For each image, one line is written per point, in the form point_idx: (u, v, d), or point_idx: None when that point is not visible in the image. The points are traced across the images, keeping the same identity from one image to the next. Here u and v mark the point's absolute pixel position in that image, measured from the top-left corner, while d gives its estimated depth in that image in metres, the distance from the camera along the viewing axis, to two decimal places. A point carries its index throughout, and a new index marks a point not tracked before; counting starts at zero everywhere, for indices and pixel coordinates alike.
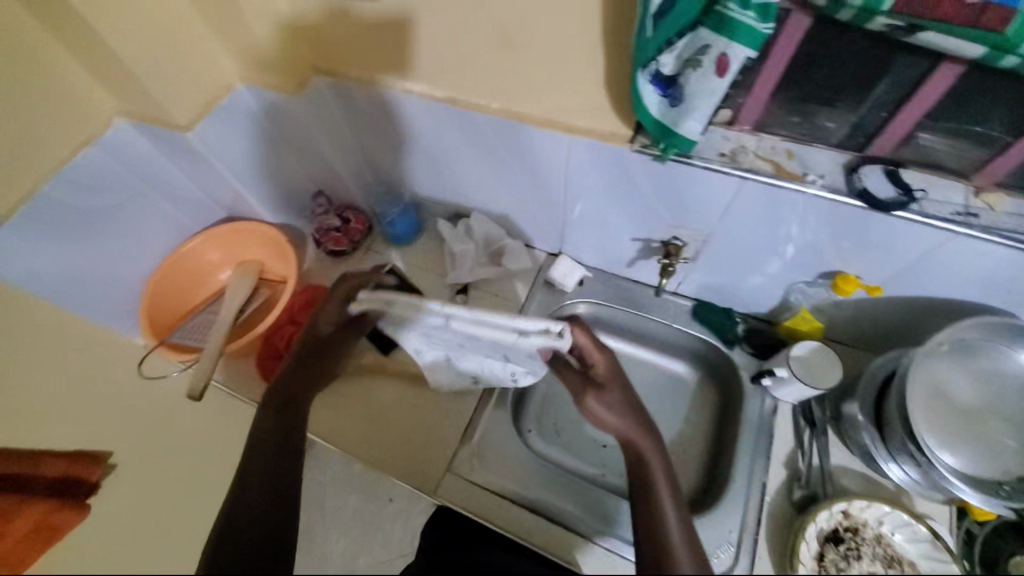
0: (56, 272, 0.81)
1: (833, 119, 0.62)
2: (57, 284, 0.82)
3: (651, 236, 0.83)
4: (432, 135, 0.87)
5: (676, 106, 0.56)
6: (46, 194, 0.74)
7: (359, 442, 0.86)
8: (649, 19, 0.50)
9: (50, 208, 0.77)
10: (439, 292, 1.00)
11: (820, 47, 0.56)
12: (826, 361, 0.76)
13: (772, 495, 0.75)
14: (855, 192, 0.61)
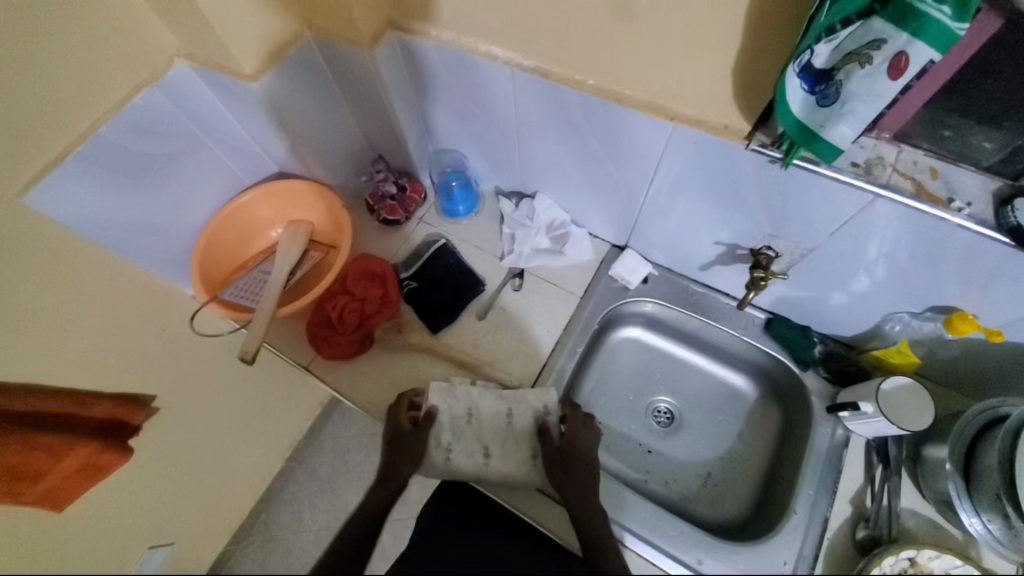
0: (114, 218, 0.79)
1: (991, 140, 0.53)
2: (115, 230, 0.80)
3: (740, 242, 0.77)
4: (509, 109, 0.80)
5: (827, 106, 0.48)
6: (105, 135, 0.71)
7: None
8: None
9: (109, 153, 0.73)
10: (494, 273, 0.96)
11: (1001, 54, 0.47)
12: (917, 399, 0.70)
13: (833, 531, 0.72)
14: (1005, 228, 0.53)
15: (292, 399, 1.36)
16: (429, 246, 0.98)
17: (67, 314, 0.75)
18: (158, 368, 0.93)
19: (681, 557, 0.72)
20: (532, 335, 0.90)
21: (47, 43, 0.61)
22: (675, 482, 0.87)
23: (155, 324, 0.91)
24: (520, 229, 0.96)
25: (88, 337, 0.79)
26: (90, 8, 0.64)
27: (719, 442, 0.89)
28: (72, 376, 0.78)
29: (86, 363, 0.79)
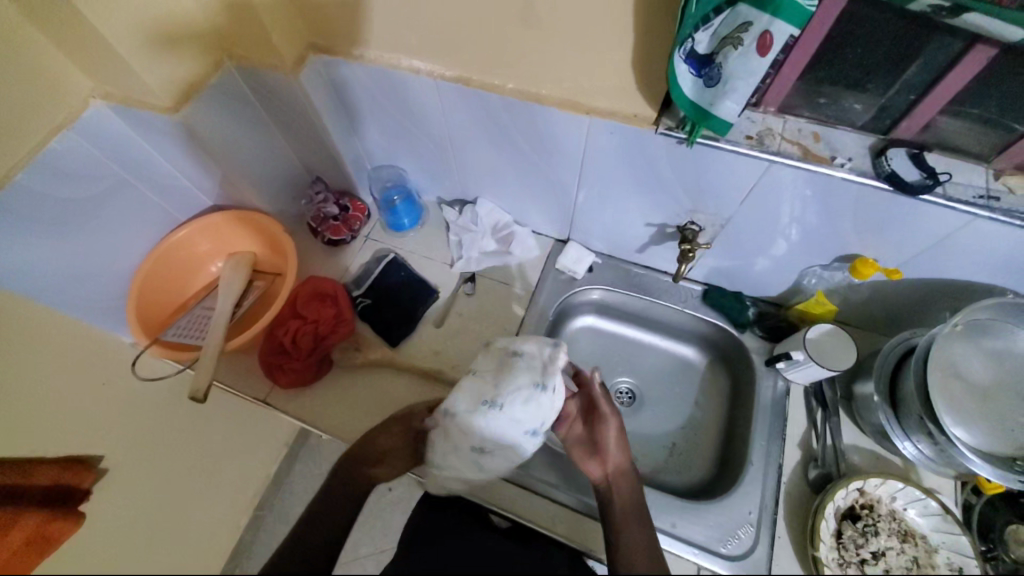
0: (38, 271, 0.75)
1: (862, 102, 0.61)
2: (41, 284, 0.76)
3: (668, 221, 0.82)
4: (440, 118, 0.83)
5: (712, 87, 0.54)
6: (20, 185, 0.68)
7: None
8: None
9: (27, 203, 0.70)
10: (447, 279, 0.98)
11: (854, 27, 0.54)
12: (840, 342, 0.77)
13: (789, 476, 0.77)
14: (883, 175, 0.60)
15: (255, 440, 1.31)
16: (378, 262, 0.99)
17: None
18: (102, 423, 0.88)
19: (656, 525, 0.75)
20: (489, 334, 0.92)
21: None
22: (643, 456, 0.90)
23: (94, 377, 0.86)
24: (466, 234, 0.98)
25: (20, 398, 0.73)
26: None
27: (679, 413, 0.93)
28: None
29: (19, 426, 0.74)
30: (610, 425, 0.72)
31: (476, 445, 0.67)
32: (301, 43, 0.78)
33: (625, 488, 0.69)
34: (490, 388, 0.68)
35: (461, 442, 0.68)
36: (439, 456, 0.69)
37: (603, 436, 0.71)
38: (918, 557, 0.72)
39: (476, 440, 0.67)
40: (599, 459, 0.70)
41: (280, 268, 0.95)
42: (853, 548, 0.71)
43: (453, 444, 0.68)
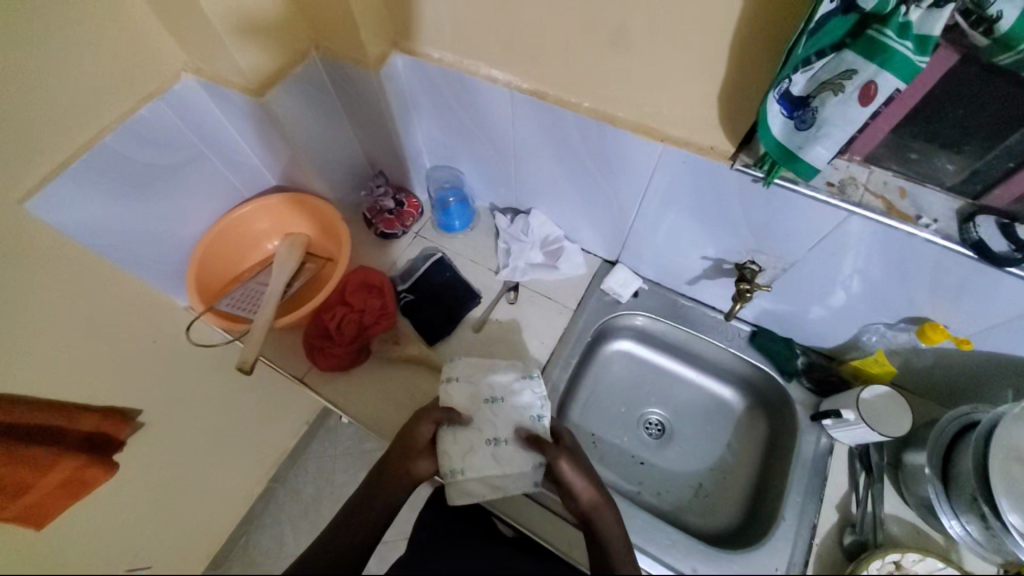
0: (113, 229, 0.79)
1: (954, 162, 0.58)
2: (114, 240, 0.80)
3: (726, 257, 0.81)
4: (507, 128, 0.84)
5: (803, 129, 0.53)
6: (109, 147, 0.72)
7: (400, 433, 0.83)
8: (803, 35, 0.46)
9: (113, 164, 0.74)
10: (490, 286, 0.98)
11: (962, 86, 0.51)
12: (896, 409, 0.73)
13: (821, 537, 0.74)
14: (969, 242, 0.57)
15: (279, 415, 1.33)
16: (426, 260, 1.00)
17: (58, 323, 0.74)
18: (149, 379, 0.92)
19: (677, 566, 0.73)
20: (527, 346, 0.92)
21: (50, 52, 0.62)
22: (667, 493, 0.88)
23: (147, 335, 0.90)
24: (515, 243, 0.99)
25: (77, 345, 0.77)
26: (97, 20, 0.66)
27: (710, 453, 0.91)
28: (61, 387, 0.76)
29: (73, 372, 0.78)
30: (572, 463, 0.71)
31: (491, 436, 0.74)
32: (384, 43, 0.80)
33: (608, 522, 0.68)
34: (484, 384, 0.78)
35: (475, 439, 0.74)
36: (458, 458, 0.73)
37: (568, 476, 0.71)
38: None
39: (489, 430, 0.74)
40: (573, 499, 0.71)
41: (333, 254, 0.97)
42: None
43: (468, 442, 0.73)
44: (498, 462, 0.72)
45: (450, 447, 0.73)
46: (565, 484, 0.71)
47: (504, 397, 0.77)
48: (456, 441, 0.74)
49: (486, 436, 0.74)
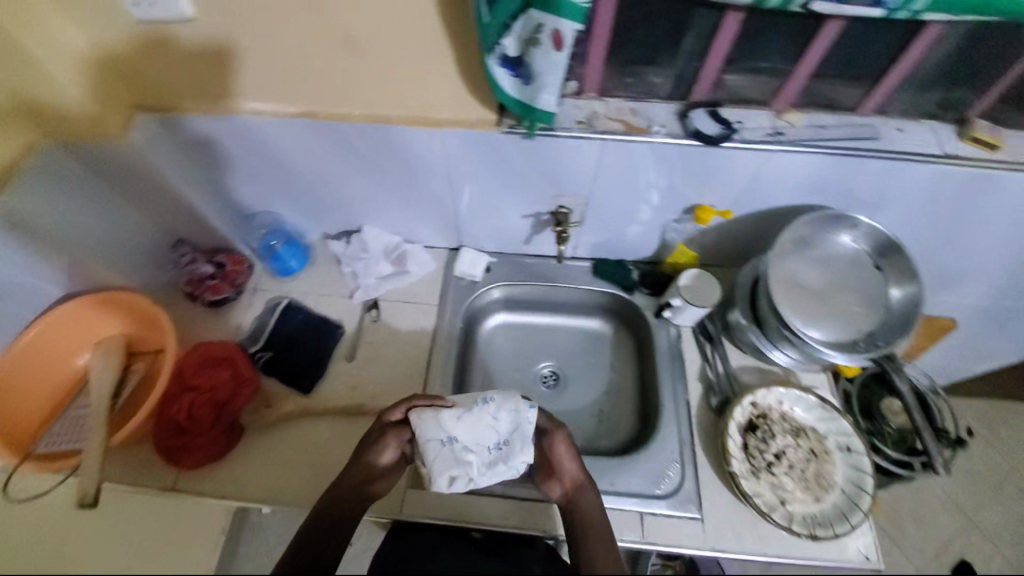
0: None
1: (660, 75, 0.70)
2: None
3: (539, 209, 0.89)
4: (297, 155, 0.82)
5: (528, 83, 0.60)
6: None
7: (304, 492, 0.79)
8: (484, 4, 0.55)
9: None
10: (348, 313, 0.96)
11: (632, 12, 0.63)
12: (708, 284, 0.88)
13: (696, 408, 0.86)
14: (691, 133, 0.70)
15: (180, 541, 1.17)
16: (272, 311, 0.95)
17: None
18: None
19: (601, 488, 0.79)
20: (403, 355, 0.92)
21: None
22: (577, 431, 0.95)
23: None
24: (358, 262, 0.98)
25: None
26: None
27: (599, 381, 1.01)
28: None
29: None
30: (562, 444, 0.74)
31: (473, 442, 0.69)
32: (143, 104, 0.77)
33: (588, 501, 0.70)
34: (460, 405, 0.70)
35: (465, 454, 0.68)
36: (438, 465, 0.67)
37: (557, 456, 0.74)
38: (813, 446, 0.81)
39: (470, 435, 0.69)
40: (558, 479, 0.73)
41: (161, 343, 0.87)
42: (759, 454, 0.80)
43: (450, 452, 0.68)
44: (479, 464, 0.68)
45: (431, 459, 0.67)
46: (554, 461, 0.74)
47: (487, 414, 0.70)
48: (436, 454, 0.68)
49: (467, 442, 0.69)
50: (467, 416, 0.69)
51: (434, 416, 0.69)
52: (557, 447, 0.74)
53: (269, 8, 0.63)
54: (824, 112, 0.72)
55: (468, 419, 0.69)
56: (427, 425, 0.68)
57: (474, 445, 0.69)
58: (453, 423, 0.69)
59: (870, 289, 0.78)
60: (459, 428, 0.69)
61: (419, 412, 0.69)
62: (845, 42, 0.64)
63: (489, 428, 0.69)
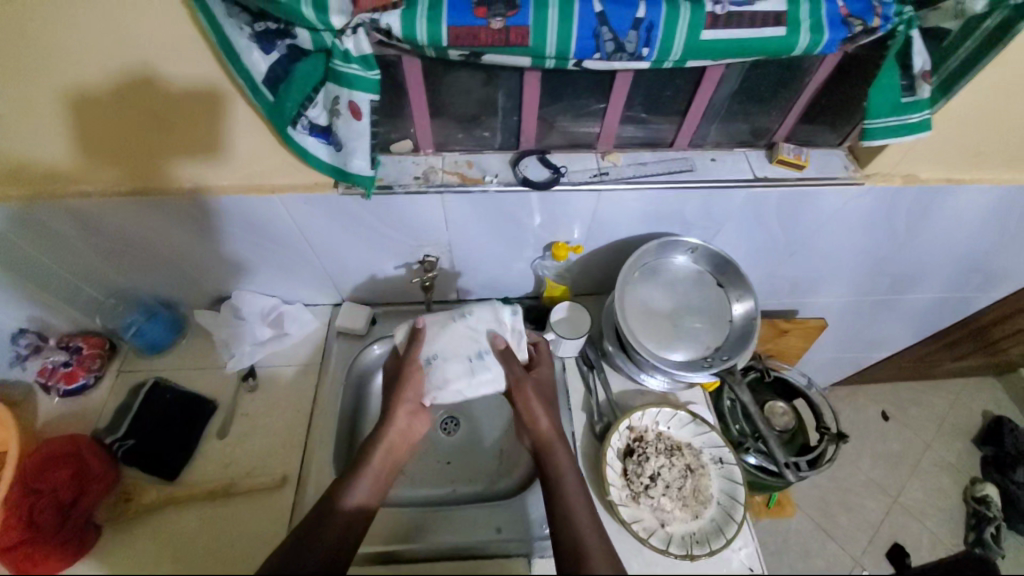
0: None
1: (487, 129, 0.74)
2: None
3: (407, 259, 0.89)
4: (144, 231, 0.81)
5: (339, 150, 0.62)
6: None
7: None
8: (265, 88, 0.56)
9: None
10: (223, 386, 0.92)
11: (440, 77, 0.66)
12: (580, 315, 0.93)
13: (581, 438, 0.88)
14: (520, 180, 0.74)
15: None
16: (137, 394, 0.89)
17: None
18: None
19: (493, 536, 0.81)
20: (283, 423, 0.88)
21: None
22: (478, 475, 0.98)
23: None
24: (233, 330, 0.94)
25: None
26: None
27: (498, 419, 1.03)
28: None
29: None
30: (533, 399, 0.81)
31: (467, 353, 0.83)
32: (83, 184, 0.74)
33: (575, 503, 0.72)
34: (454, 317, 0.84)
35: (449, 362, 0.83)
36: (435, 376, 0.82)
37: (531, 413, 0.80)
38: (689, 463, 0.84)
39: (464, 347, 0.83)
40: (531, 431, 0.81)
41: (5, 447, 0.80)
42: (637, 478, 0.82)
43: (448, 360, 0.82)
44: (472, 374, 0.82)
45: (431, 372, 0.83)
46: (531, 417, 0.81)
47: (478, 325, 0.84)
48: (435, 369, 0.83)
49: (462, 353, 0.83)
50: (462, 329, 0.84)
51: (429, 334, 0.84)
52: (531, 403, 0.81)
53: (76, 100, 0.63)
54: (645, 151, 0.78)
55: (455, 334, 0.84)
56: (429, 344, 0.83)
57: (464, 358, 0.83)
58: (444, 335, 0.84)
59: (714, 306, 0.84)
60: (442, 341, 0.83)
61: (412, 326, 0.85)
62: (643, 91, 0.69)
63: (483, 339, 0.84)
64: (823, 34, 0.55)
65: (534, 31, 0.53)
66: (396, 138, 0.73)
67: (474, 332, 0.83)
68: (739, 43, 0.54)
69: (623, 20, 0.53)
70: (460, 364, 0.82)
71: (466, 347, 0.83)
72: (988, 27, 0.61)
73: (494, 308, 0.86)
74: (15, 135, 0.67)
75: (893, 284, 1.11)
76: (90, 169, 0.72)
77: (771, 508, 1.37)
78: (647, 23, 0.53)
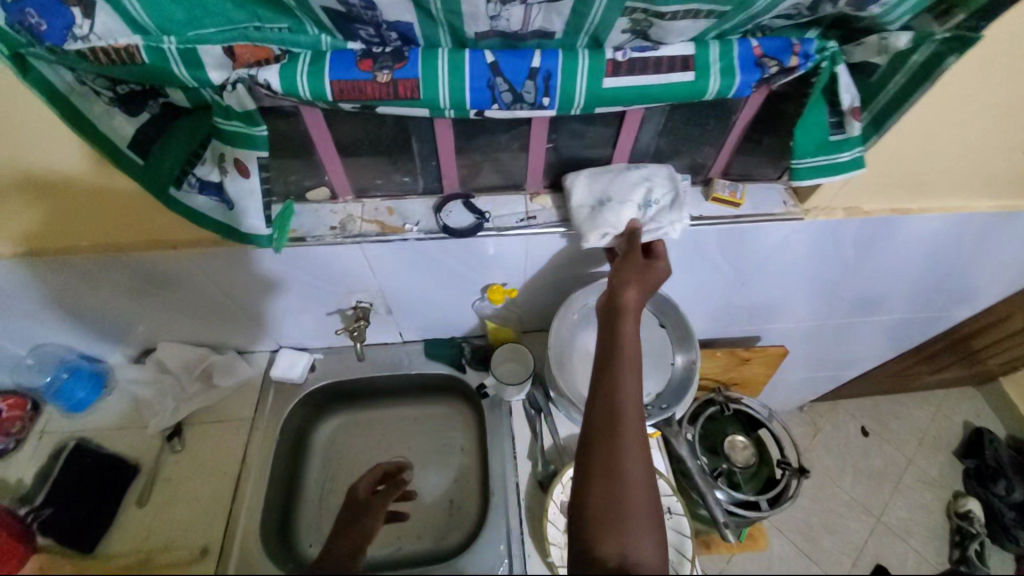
0: None
1: (407, 174, 0.70)
2: None
3: (340, 306, 0.86)
4: (48, 290, 0.75)
5: (230, 208, 0.57)
6: None
7: None
8: (131, 152, 0.53)
9: None
10: (148, 446, 0.86)
11: (345, 126, 0.62)
12: (522, 357, 0.91)
13: (525, 489, 0.84)
14: (441, 227, 0.70)
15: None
16: (57, 459, 0.84)
17: None
18: None
19: None
20: (211, 486, 0.83)
21: None
22: (426, 530, 0.93)
23: None
24: (161, 385, 0.90)
25: None
26: None
27: (448, 464, 0.98)
28: None
29: None
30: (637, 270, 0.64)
31: (644, 202, 0.67)
32: (80, 199, 0.64)
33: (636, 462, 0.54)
34: (604, 171, 0.68)
35: (619, 209, 0.67)
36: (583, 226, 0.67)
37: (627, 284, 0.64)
38: None
39: (629, 194, 0.67)
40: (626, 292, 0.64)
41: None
42: None
43: (600, 207, 0.67)
44: (614, 222, 0.66)
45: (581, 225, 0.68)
46: (627, 285, 0.64)
47: (647, 180, 0.67)
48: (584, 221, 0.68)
49: (623, 201, 0.67)
50: (625, 176, 0.68)
51: (582, 180, 0.68)
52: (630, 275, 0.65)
53: None
54: None
55: (635, 177, 0.67)
56: (581, 185, 0.68)
57: (636, 204, 0.67)
58: (604, 182, 0.68)
59: (656, 350, 0.79)
60: (612, 186, 0.67)
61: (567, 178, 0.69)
62: (565, 133, 0.66)
63: (650, 188, 0.67)
64: (735, 77, 0.52)
65: (424, 84, 0.50)
66: (311, 186, 0.69)
67: (639, 181, 0.67)
68: (646, 89, 0.52)
69: (517, 70, 0.50)
70: (604, 221, 0.66)
71: (629, 193, 0.67)
72: (916, 62, 0.56)
73: (659, 171, 0.68)
74: None
75: (854, 308, 1.08)
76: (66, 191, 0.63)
77: (742, 542, 1.28)
78: (543, 72, 0.50)
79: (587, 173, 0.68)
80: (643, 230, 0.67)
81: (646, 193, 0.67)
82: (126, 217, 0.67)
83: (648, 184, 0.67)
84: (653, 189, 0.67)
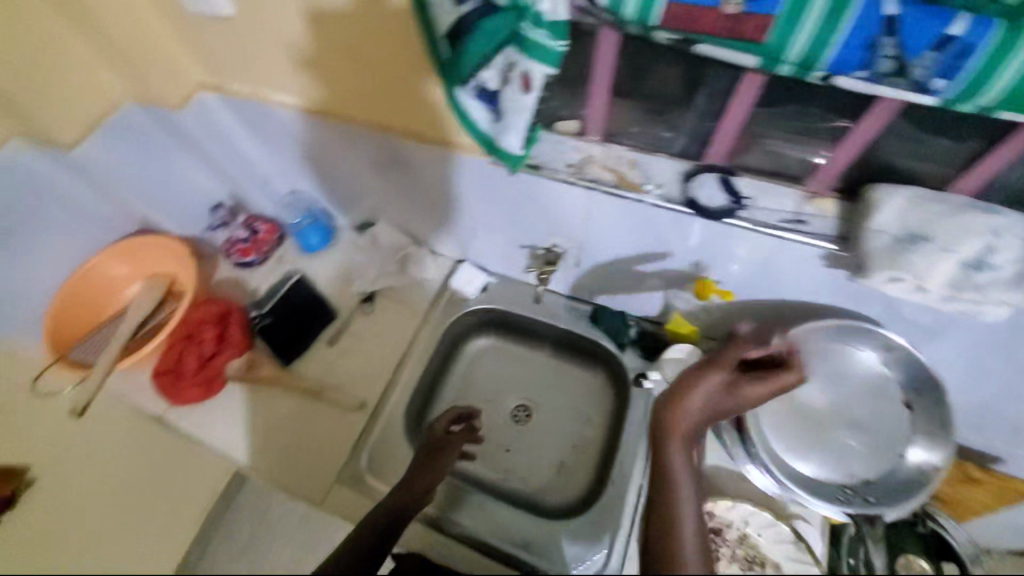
0: None
1: (670, 128, 0.62)
2: None
3: (535, 242, 0.84)
4: (321, 146, 0.87)
5: (499, 120, 0.57)
6: None
7: (277, 462, 0.86)
8: (444, 44, 0.55)
9: None
10: (346, 300, 1.01)
11: (637, 57, 0.56)
12: (697, 363, 0.78)
13: (647, 495, 0.77)
14: (685, 200, 0.61)
15: (182, 499, 1.29)
16: (286, 281, 1.02)
17: None
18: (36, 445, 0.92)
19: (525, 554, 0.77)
20: (380, 354, 0.95)
21: None
22: (531, 475, 0.94)
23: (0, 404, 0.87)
24: (369, 255, 1.03)
25: None
26: None
27: (570, 431, 0.96)
28: None
29: None
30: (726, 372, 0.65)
31: (984, 259, 0.51)
32: (370, 73, 0.69)
33: None
34: (942, 200, 0.52)
35: (937, 258, 0.52)
36: (875, 260, 0.54)
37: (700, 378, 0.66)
38: None
39: (966, 244, 0.51)
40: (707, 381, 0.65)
41: (121, 278, 1.01)
42: None
43: (914, 247, 0.52)
44: (923, 273, 0.53)
45: (872, 257, 0.54)
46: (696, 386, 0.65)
47: (1006, 232, 0.50)
48: (880, 254, 0.53)
49: (951, 250, 0.51)
50: (975, 218, 0.50)
51: (903, 203, 0.52)
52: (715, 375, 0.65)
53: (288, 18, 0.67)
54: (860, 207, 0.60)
55: (990, 223, 0.50)
56: (898, 209, 0.52)
57: (969, 259, 0.51)
58: (933, 215, 0.51)
59: (884, 430, 0.69)
60: (943, 226, 0.51)
61: (883, 191, 0.54)
62: (902, 130, 0.51)
63: (1006, 245, 0.50)
64: None
65: (779, 24, 0.42)
66: (565, 115, 0.65)
67: (990, 231, 0.50)
68: None
69: (922, 35, 0.40)
70: (911, 266, 0.52)
71: (967, 245, 0.51)
72: None
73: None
74: (246, 43, 0.74)
75: None
76: (345, 72, 0.71)
77: None
78: (959, 43, 0.39)
79: (909, 195, 0.52)
80: (957, 295, 0.53)
81: (993, 251, 0.50)
82: (395, 99, 0.71)
83: (1003, 237, 0.50)
84: (1006, 248, 0.50)
